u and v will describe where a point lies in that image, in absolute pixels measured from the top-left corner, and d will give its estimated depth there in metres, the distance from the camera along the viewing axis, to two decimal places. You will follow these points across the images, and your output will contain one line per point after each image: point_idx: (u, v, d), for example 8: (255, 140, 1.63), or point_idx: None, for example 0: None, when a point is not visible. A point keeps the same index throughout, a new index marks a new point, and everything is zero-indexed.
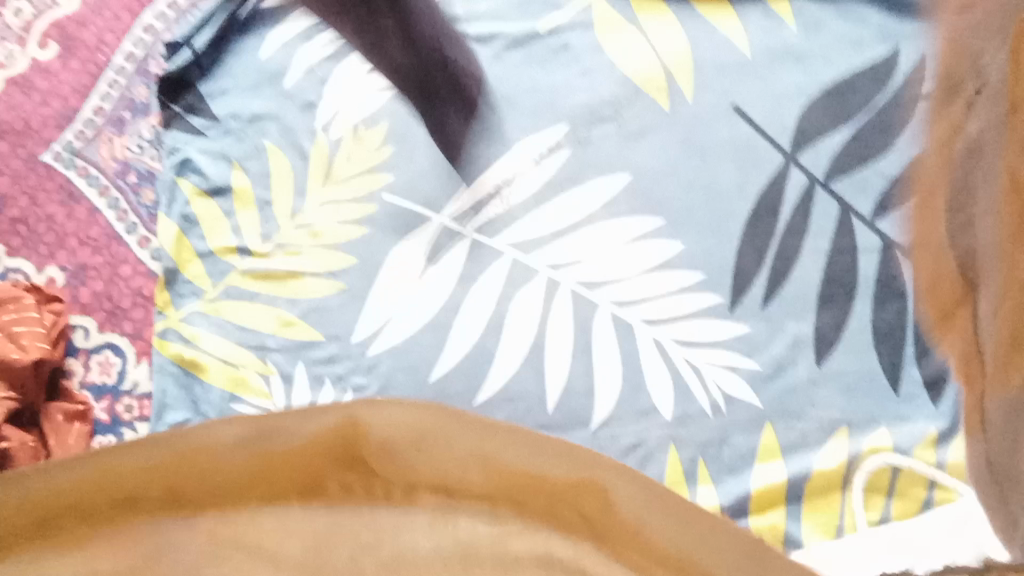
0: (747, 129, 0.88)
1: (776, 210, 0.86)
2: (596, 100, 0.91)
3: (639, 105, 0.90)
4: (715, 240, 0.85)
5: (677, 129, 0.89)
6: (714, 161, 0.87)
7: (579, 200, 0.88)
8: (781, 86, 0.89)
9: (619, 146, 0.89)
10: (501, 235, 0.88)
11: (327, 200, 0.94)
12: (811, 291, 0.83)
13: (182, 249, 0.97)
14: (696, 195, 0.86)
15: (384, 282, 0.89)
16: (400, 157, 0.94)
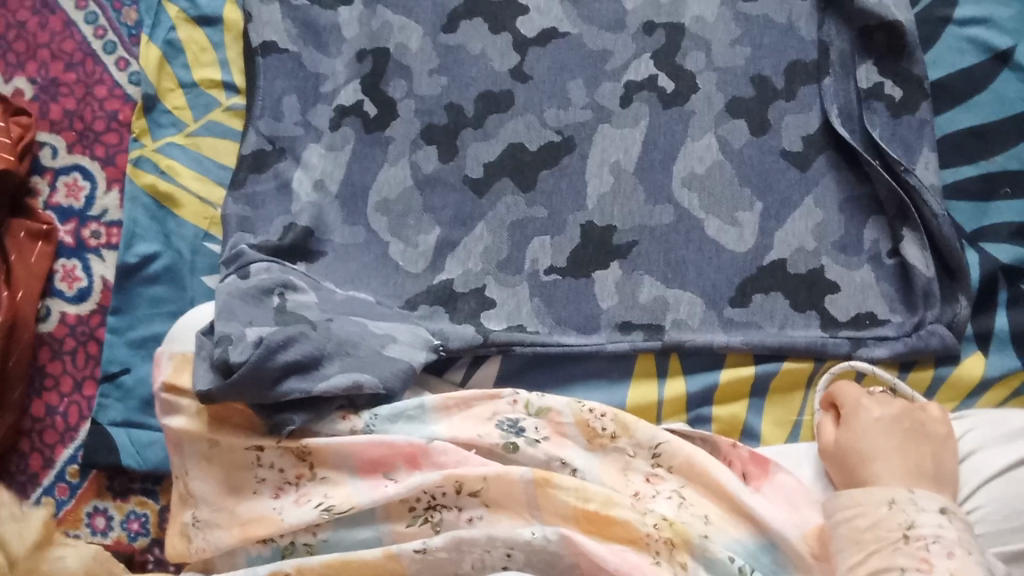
0: (774, 69, 0.82)
1: (778, 163, 0.80)
2: (622, 6, 0.87)
3: (665, 20, 0.85)
4: (698, 170, 0.81)
5: (700, 50, 0.84)
6: (730, 86, 0.82)
7: (574, 104, 0.84)
8: (809, 6, 0.84)
9: (631, 57, 0.85)
10: (500, 118, 0.85)
11: (296, 50, 0.90)
12: (820, 186, 0.78)
13: (163, 76, 0.92)
14: (694, 116, 0.82)
15: (378, 148, 0.87)
16: (399, 18, 0.90)
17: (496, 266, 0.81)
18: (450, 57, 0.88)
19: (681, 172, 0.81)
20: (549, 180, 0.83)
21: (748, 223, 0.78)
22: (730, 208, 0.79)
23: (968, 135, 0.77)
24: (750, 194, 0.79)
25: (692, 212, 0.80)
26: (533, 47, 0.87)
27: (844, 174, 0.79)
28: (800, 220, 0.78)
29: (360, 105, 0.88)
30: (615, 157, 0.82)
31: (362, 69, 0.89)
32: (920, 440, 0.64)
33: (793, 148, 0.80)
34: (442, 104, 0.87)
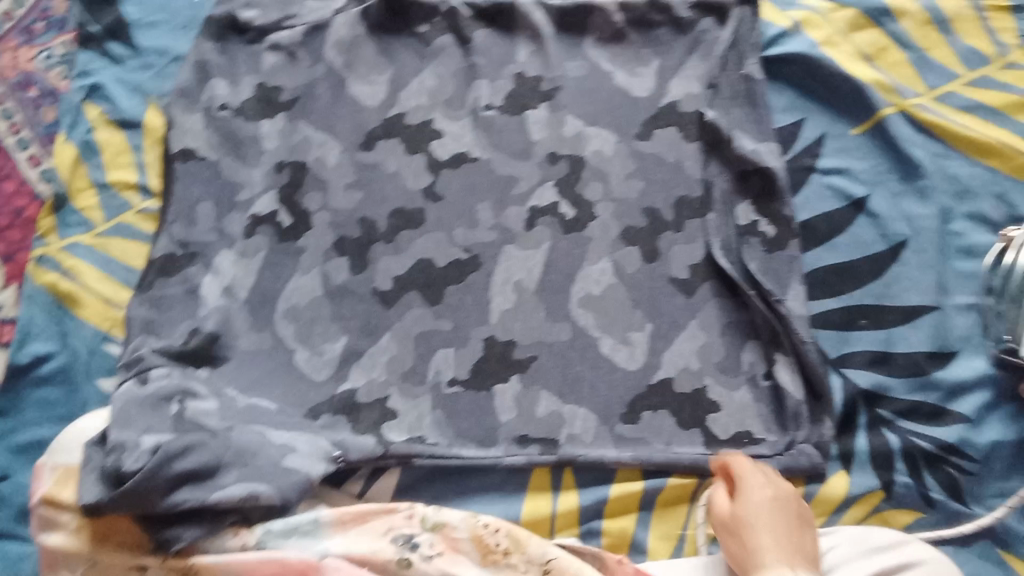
0: (665, 202, 0.88)
1: (667, 289, 0.86)
2: (529, 136, 0.91)
3: (568, 152, 0.90)
4: (594, 292, 0.86)
5: (599, 182, 0.89)
6: (625, 215, 0.88)
7: (481, 224, 0.89)
8: (696, 147, 0.90)
9: (536, 184, 0.90)
10: (411, 235, 0.90)
11: (214, 158, 0.93)
12: (707, 309, 0.85)
13: (76, 176, 0.94)
14: (591, 243, 0.87)
15: (290, 258, 0.89)
16: (319, 134, 0.94)
17: (400, 376, 0.83)
18: (364, 175, 0.92)
19: (578, 293, 0.86)
20: (455, 295, 0.87)
21: (638, 342, 0.84)
22: (624, 328, 0.84)
23: (832, 272, 0.84)
24: (641, 316, 0.85)
25: (588, 331, 0.85)
26: (446, 168, 0.92)
27: (722, 300, 0.85)
28: (684, 343, 0.84)
29: (275, 214, 0.91)
30: (518, 276, 0.87)
31: (279, 180, 0.92)
32: (800, 527, 0.69)
33: (680, 276, 0.86)
34: (354, 217, 0.91)
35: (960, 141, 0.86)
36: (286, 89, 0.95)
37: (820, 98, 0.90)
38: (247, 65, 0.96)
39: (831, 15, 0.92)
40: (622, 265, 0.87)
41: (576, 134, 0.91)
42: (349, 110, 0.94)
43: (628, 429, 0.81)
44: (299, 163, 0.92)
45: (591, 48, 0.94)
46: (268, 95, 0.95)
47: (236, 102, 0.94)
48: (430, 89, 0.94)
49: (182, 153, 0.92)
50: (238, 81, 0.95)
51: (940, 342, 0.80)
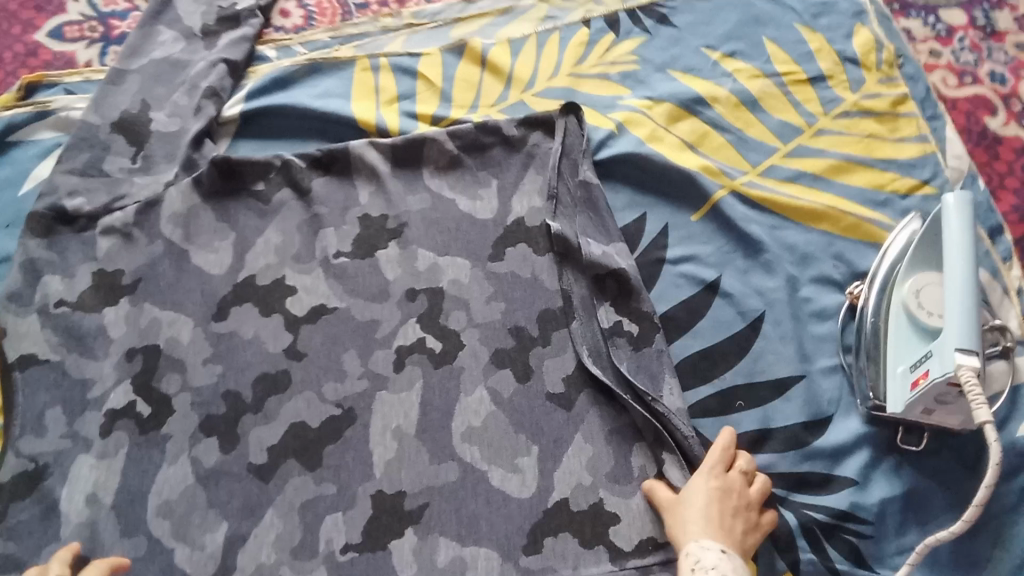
0: (528, 318, 0.88)
1: (546, 406, 0.84)
2: (384, 276, 0.91)
3: (425, 285, 0.90)
4: (475, 424, 0.84)
5: (461, 310, 0.89)
6: (493, 339, 0.87)
7: (350, 375, 0.87)
8: (548, 259, 0.90)
9: (399, 323, 0.88)
10: (280, 399, 0.86)
11: (58, 358, 0.87)
12: (590, 418, 0.84)
13: None
14: (464, 373, 0.86)
15: (152, 450, 0.84)
16: (167, 312, 0.90)
17: (290, 553, 0.79)
18: (221, 346, 0.89)
19: (460, 428, 0.83)
20: (335, 455, 0.83)
21: (528, 467, 0.82)
22: (512, 454, 0.82)
23: (699, 357, 0.85)
24: (526, 439, 0.83)
25: (476, 466, 0.82)
26: (304, 324, 0.89)
27: (602, 407, 0.84)
28: (573, 458, 0.82)
29: (132, 406, 0.85)
30: (396, 420, 0.84)
31: (131, 369, 0.87)
32: (736, 513, 0.72)
33: (556, 390, 0.85)
34: (217, 393, 0.86)
35: (793, 210, 0.90)
36: (126, 272, 0.92)
37: (655, 191, 0.93)
38: (81, 255, 0.93)
39: (650, 111, 0.97)
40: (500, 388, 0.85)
41: (430, 267, 0.91)
42: (196, 282, 0.91)
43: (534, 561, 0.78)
44: (150, 348, 0.88)
45: (430, 180, 0.95)
46: (108, 282, 0.91)
47: (73, 296, 0.90)
48: (276, 247, 0.93)
49: (21, 360, 0.87)
50: (73, 273, 0.92)
51: (813, 409, 0.81)
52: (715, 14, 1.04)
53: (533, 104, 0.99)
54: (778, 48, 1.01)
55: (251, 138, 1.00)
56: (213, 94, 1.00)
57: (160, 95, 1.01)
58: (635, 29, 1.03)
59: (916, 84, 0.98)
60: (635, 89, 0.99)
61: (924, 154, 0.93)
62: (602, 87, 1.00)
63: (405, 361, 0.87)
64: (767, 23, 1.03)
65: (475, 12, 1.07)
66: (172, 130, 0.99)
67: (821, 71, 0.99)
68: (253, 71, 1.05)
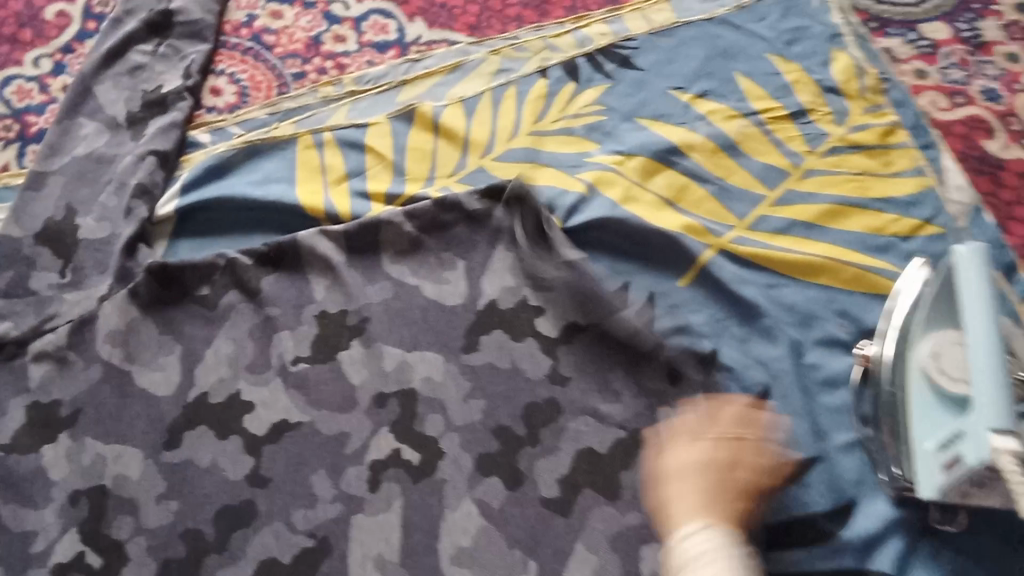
0: (512, 415, 0.80)
1: (543, 514, 0.75)
2: (349, 382, 0.82)
3: (395, 388, 0.82)
4: (465, 542, 0.75)
5: (437, 412, 0.81)
6: (475, 442, 0.79)
7: (321, 499, 0.78)
8: (529, 344, 0.83)
9: (370, 434, 0.80)
10: (246, 534, 0.77)
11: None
12: (597, 519, 0.74)
13: None
14: (446, 485, 0.77)
15: None
16: (110, 445, 0.81)
17: None
18: (174, 479, 0.79)
19: (449, 549, 0.74)
20: None
21: None
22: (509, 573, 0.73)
23: None
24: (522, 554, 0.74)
25: None
26: (266, 444, 0.80)
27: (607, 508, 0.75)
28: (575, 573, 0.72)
29: (81, 558, 0.76)
30: (371, 546, 0.75)
31: (76, 515, 0.78)
32: (728, 488, 0.66)
33: (551, 495, 0.76)
34: (174, 532, 0.77)
35: (789, 265, 0.83)
36: (64, 401, 0.83)
37: (636, 257, 0.85)
38: (12, 387, 0.84)
39: (621, 168, 0.88)
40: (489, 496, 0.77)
41: (398, 365, 0.83)
42: (142, 407, 0.82)
43: None
44: (99, 488, 0.79)
45: (390, 266, 0.87)
46: (45, 415, 0.82)
47: (5, 439, 0.81)
48: (228, 357, 0.84)
49: None
50: (4, 411, 0.83)
51: (836, 494, 0.73)
52: (678, 51, 0.97)
53: (494, 171, 0.91)
54: (752, 81, 0.93)
55: (190, 237, 0.92)
56: (143, 192, 0.91)
57: (85, 197, 0.92)
58: (596, 76, 0.96)
59: (905, 110, 0.90)
60: (603, 142, 0.92)
61: (923, 188, 0.85)
62: (565, 143, 0.92)
63: (388, 475, 0.78)
64: (737, 55, 0.96)
65: (422, 72, 1.00)
66: (100, 235, 0.90)
67: (801, 105, 0.91)
68: (185, 160, 0.96)
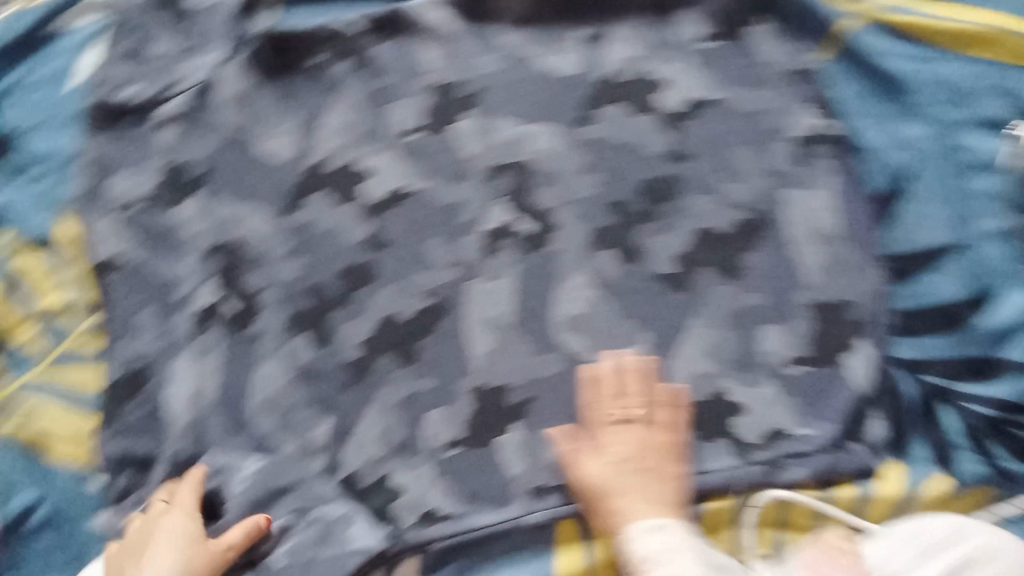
0: (630, 191, 0.79)
1: (658, 288, 0.76)
2: (464, 151, 0.82)
3: (511, 159, 0.81)
4: (577, 310, 0.77)
5: (553, 185, 0.80)
6: (591, 215, 0.79)
7: (437, 264, 0.80)
8: (651, 120, 0.81)
9: (480, 207, 0.81)
10: (370, 292, 0.81)
11: (139, 258, 0.85)
12: (713, 295, 0.75)
13: (6, 312, 0.87)
14: (561, 257, 0.78)
15: (243, 346, 0.82)
16: (236, 205, 0.85)
17: (392, 450, 0.76)
18: (300, 238, 0.83)
19: (562, 315, 0.77)
20: (429, 350, 0.79)
21: (640, 355, 0.75)
22: (614, 337, 0.76)
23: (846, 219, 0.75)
24: (635, 326, 0.76)
25: (580, 355, 0.76)
26: (384, 210, 0.82)
27: (723, 283, 0.75)
28: (690, 345, 0.74)
29: (220, 305, 0.83)
30: (486, 308, 0.78)
31: (212, 266, 0.84)
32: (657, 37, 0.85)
33: (668, 270, 0.76)
34: (304, 285, 0.82)
35: (943, 38, 0.77)
36: (194, 163, 0.87)
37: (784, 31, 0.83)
38: (145, 147, 0.89)
39: None
40: (602, 268, 0.78)
41: (515, 137, 0.82)
42: (264, 172, 0.86)
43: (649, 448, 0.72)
44: (229, 243, 0.84)
45: (506, 34, 0.87)
46: (176, 176, 0.87)
47: (144, 194, 0.87)
48: (347, 125, 0.85)
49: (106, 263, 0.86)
50: (141, 168, 0.88)
51: (973, 281, 0.71)
52: None
53: None
54: None
55: (303, 3, 0.93)
56: None
57: None
58: None
59: None
60: None
61: None
62: None
63: (507, 244, 0.79)
64: None
65: None
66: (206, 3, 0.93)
67: None
68: None
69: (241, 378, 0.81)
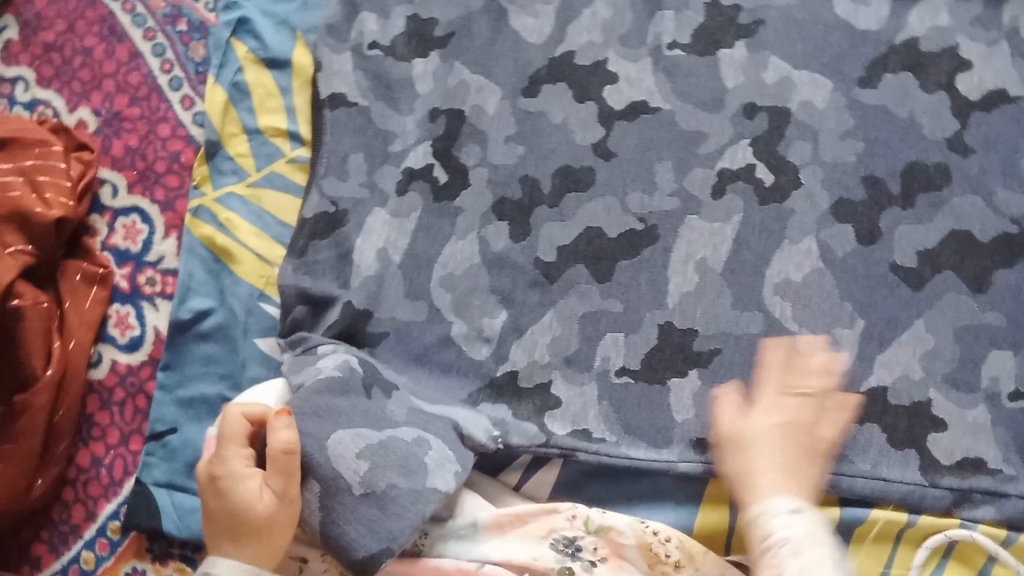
0: (888, 169, 0.74)
1: (888, 278, 0.71)
2: (722, 83, 0.79)
3: (769, 103, 0.77)
4: (795, 278, 0.73)
5: (806, 141, 0.76)
6: (837, 183, 0.74)
7: (660, 189, 0.77)
8: (938, 98, 0.75)
9: (728, 142, 0.77)
10: (582, 199, 0.79)
11: (365, 103, 0.85)
12: (946, 301, 0.70)
13: (227, 120, 0.89)
14: (793, 217, 0.74)
15: (442, 217, 0.81)
16: (472, 75, 0.84)
17: (563, 360, 0.76)
18: (526, 126, 0.82)
19: (775, 278, 0.73)
20: (627, 272, 0.76)
21: (846, 341, 0.70)
22: (824, 315, 0.71)
23: None
24: (852, 311, 0.71)
25: (784, 323, 0.72)
26: (619, 120, 0.80)
27: (959, 291, 0.70)
28: (906, 347, 0.69)
29: (429, 169, 0.82)
30: (697, 248, 0.75)
31: (432, 130, 0.83)
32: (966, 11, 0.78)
33: (905, 261, 0.71)
34: (517, 174, 0.81)
35: None
36: (440, 23, 0.86)
37: None
38: None
39: None
40: (830, 239, 0.73)
41: (780, 81, 0.78)
42: (510, 50, 0.84)
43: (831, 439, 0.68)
44: (456, 111, 0.83)
45: None
46: (421, 31, 0.86)
47: (385, 41, 0.87)
48: (603, 24, 0.83)
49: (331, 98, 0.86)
50: (388, 15, 0.88)
51: None
52: None
53: None
54: None
55: None
56: None
57: None
58: None
59: None
60: None
61: None
62: None
63: (738, 188, 0.76)
64: None
65: None
66: None
67: None
68: None
69: (432, 248, 0.80)
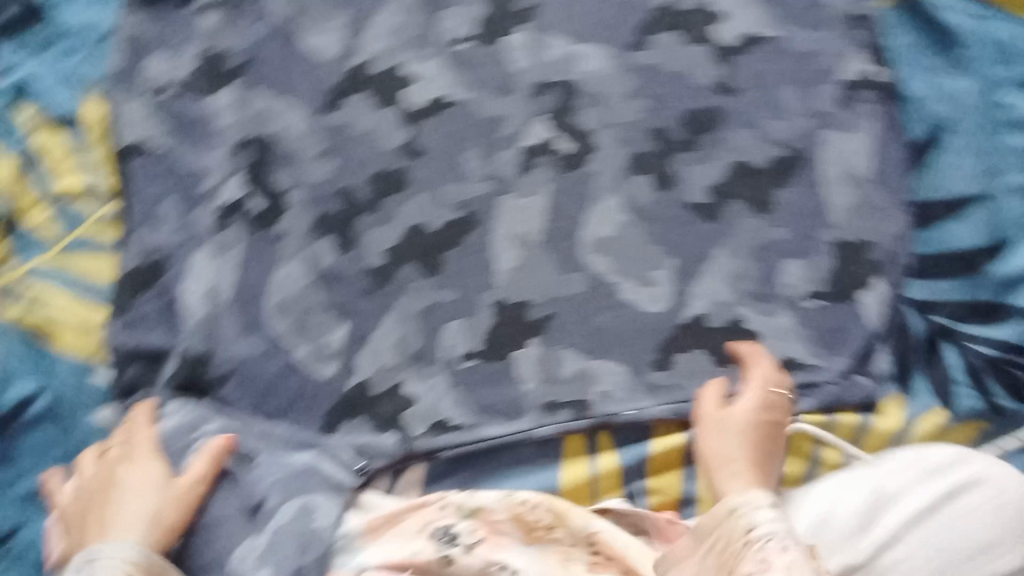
0: (670, 120, 0.81)
1: (687, 216, 0.78)
2: (510, 68, 0.84)
3: (556, 78, 0.83)
4: (606, 234, 0.78)
5: (595, 107, 0.81)
6: (629, 139, 0.80)
7: (471, 176, 0.81)
8: (700, 50, 0.83)
9: (526, 120, 0.82)
10: (400, 199, 0.81)
11: (168, 145, 0.84)
12: (739, 222, 0.77)
13: (20, 190, 0.84)
14: (595, 177, 0.79)
15: (265, 244, 0.80)
16: (273, 99, 0.85)
17: (410, 359, 0.76)
18: (334, 140, 0.83)
19: (590, 237, 0.78)
20: (456, 260, 0.78)
21: (663, 280, 0.76)
22: (638, 261, 0.77)
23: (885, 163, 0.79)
24: (662, 251, 0.77)
25: (606, 276, 0.77)
26: (422, 118, 0.83)
27: (749, 214, 0.77)
28: (713, 274, 0.76)
29: (245, 200, 0.81)
30: (516, 224, 0.79)
31: (241, 160, 0.83)
32: None
33: (698, 197, 0.78)
34: (333, 188, 0.82)
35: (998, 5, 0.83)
36: (234, 54, 0.89)
37: None
38: (184, 34, 0.90)
39: None
40: (631, 192, 0.79)
41: (562, 57, 0.84)
42: (306, 71, 0.86)
43: (665, 369, 0.73)
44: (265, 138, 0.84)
45: None
46: (213, 65, 0.88)
47: (181, 79, 0.88)
48: (391, 31, 0.87)
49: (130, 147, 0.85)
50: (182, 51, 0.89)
51: (994, 232, 0.76)
52: None
53: None
54: None
55: None
56: None
57: None
58: None
59: None
60: None
61: None
62: None
63: (543, 161, 0.80)
64: None
65: None
66: None
67: None
68: None
69: (261, 277, 0.79)
